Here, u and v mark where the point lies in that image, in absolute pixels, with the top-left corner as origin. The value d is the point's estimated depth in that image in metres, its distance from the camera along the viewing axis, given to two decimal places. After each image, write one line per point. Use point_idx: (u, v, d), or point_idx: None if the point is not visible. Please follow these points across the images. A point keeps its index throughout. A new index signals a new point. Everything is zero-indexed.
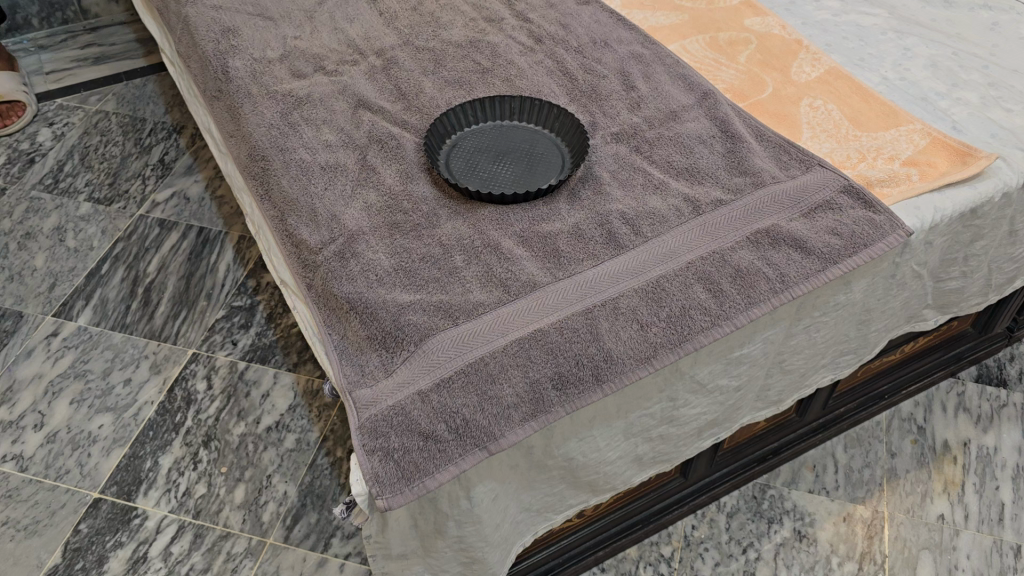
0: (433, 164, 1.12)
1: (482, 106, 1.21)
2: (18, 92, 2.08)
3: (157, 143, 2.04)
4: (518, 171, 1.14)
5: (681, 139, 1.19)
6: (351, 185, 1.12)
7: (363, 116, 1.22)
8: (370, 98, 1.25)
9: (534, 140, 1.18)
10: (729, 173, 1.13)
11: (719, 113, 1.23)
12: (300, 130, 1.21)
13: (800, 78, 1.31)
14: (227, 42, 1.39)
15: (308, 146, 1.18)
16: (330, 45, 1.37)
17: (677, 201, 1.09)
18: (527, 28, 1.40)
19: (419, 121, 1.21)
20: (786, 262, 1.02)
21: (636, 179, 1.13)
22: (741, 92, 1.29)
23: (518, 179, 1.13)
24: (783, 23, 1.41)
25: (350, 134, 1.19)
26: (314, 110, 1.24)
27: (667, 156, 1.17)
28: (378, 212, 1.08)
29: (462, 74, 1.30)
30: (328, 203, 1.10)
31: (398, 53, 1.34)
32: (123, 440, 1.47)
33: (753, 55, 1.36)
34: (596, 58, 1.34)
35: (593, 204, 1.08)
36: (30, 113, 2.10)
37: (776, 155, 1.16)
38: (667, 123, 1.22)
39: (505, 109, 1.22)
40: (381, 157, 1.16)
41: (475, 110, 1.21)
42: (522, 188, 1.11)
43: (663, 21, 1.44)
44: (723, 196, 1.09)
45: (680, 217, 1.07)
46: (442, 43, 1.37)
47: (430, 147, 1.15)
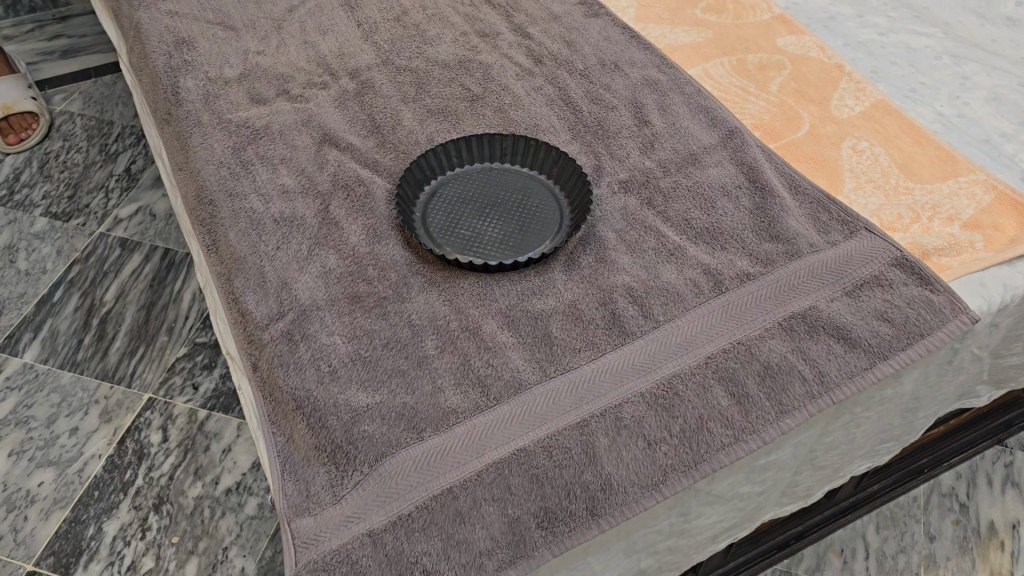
0: (406, 222, 0.94)
1: (469, 145, 1.03)
2: (27, 101, 1.87)
3: (124, 150, 1.87)
4: (508, 229, 0.95)
5: (701, 191, 1.01)
6: (308, 243, 0.94)
7: (329, 154, 1.04)
8: (338, 131, 1.07)
9: (529, 188, 1.00)
10: (757, 237, 0.95)
11: (747, 158, 1.04)
12: (254, 170, 1.03)
13: (841, 113, 1.12)
14: (181, 56, 1.21)
15: (261, 190, 1.00)
16: (298, 63, 1.18)
17: (695, 273, 0.91)
18: (526, 46, 1.21)
19: (394, 162, 1.03)
20: (826, 357, 0.84)
21: (647, 241, 0.95)
22: (772, 130, 1.10)
23: (509, 240, 0.94)
24: (821, 44, 1.23)
25: (311, 177, 1.01)
26: (272, 145, 1.06)
27: (683, 212, 0.98)
28: (337, 280, 0.90)
29: (448, 103, 1.12)
30: (280, 266, 0.93)
31: (375, 74, 1.16)
32: (64, 502, 1.32)
33: (786, 82, 1.17)
34: (604, 84, 1.15)
35: (594, 276, 0.91)
36: (45, 123, 1.89)
37: (814, 213, 0.98)
38: (685, 169, 1.04)
39: (495, 149, 1.03)
40: (345, 209, 0.98)
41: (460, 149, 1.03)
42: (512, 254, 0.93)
43: (682, 39, 1.26)
44: (750, 268, 0.91)
45: (699, 294, 0.89)
46: (426, 63, 1.18)
47: (403, 197, 0.97)
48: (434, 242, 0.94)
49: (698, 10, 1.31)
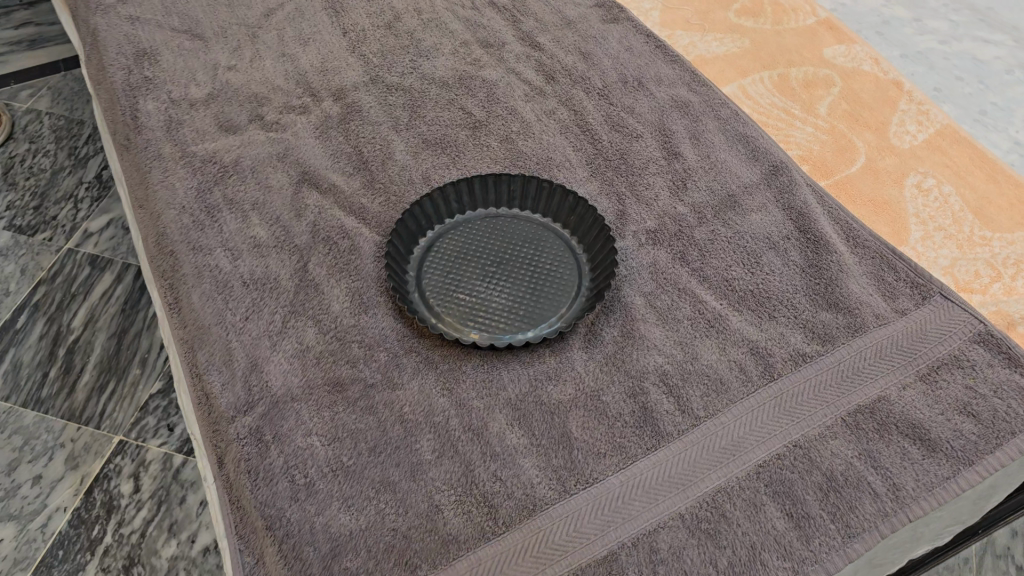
0: (397, 288, 0.80)
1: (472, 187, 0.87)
2: None
3: (95, 153, 1.72)
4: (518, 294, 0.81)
5: (744, 243, 0.86)
6: (282, 312, 0.80)
7: (307, 198, 0.89)
8: (320, 169, 0.92)
9: (542, 241, 0.85)
10: (813, 305, 0.80)
11: (795, 202, 0.89)
12: (220, 218, 0.88)
13: (901, 142, 0.97)
14: (141, 71, 1.05)
15: (229, 243, 0.86)
16: (274, 80, 1.03)
17: (739, 354, 0.76)
18: (536, 59, 1.06)
19: (384, 209, 0.88)
20: (900, 464, 0.70)
21: (681, 307, 0.81)
22: (822, 164, 0.95)
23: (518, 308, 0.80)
24: (874, 55, 1.08)
25: (287, 226, 0.87)
26: (242, 185, 0.91)
27: (723, 271, 0.84)
28: (316, 362, 0.76)
29: (446, 131, 0.97)
30: (249, 341, 0.78)
31: (363, 95, 1.01)
32: (25, 563, 1.19)
33: (836, 103, 1.02)
34: (627, 107, 1.00)
35: (620, 358, 0.76)
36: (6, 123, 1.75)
37: (877, 272, 0.83)
38: (724, 215, 0.89)
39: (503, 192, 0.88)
40: (327, 268, 0.83)
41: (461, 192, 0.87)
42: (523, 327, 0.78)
43: (715, 49, 1.11)
44: (806, 346, 0.77)
45: (745, 381, 0.74)
46: (422, 81, 1.03)
47: (395, 256, 0.82)
48: (431, 312, 0.79)
49: (731, 14, 1.15)
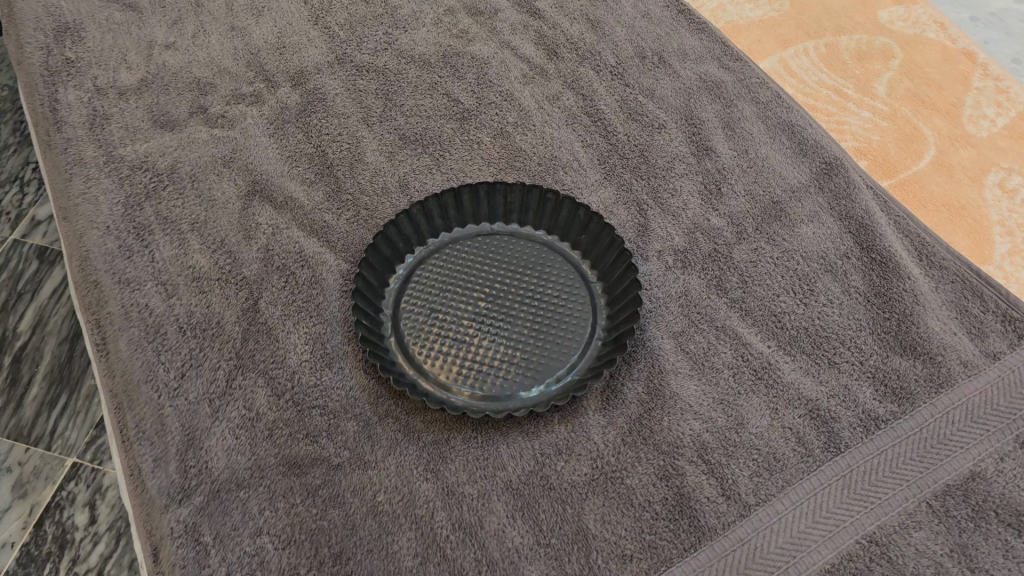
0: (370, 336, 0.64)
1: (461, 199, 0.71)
2: None
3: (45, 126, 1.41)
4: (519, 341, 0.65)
5: (793, 266, 0.71)
6: (227, 367, 0.65)
7: (258, 215, 0.73)
8: (274, 176, 0.75)
9: (547, 267, 0.69)
10: (882, 347, 0.65)
11: (855, 211, 0.73)
12: (153, 241, 0.72)
13: (978, 130, 0.81)
14: (62, 51, 0.87)
15: (162, 276, 0.70)
16: (222, 61, 0.86)
17: (796, 419, 0.61)
18: (534, 30, 0.88)
19: (353, 227, 0.72)
20: (1004, 566, 0.54)
21: (721, 353, 0.65)
22: (884, 158, 0.79)
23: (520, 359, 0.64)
24: (938, 20, 0.91)
25: (234, 252, 0.71)
26: (180, 198, 0.74)
27: (770, 303, 0.68)
28: (269, 435, 0.61)
29: (427, 124, 0.80)
30: (186, 406, 0.63)
31: (327, 78, 0.84)
32: None
33: (896, 80, 0.85)
34: (645, 89, 0.83)
35: (646, 425, 0.61)
36: None
37: (960, 304, 0.67)
38: (767, 228, 0.73)
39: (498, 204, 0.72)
40: (282, 307, 0.67)
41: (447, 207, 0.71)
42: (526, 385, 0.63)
43: (749, 14, 0.93)
44: (878, 407, 0.62)
45: (805, 456, 0.59)
46: (399, 61, 0.86)
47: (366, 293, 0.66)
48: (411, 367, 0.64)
49: None
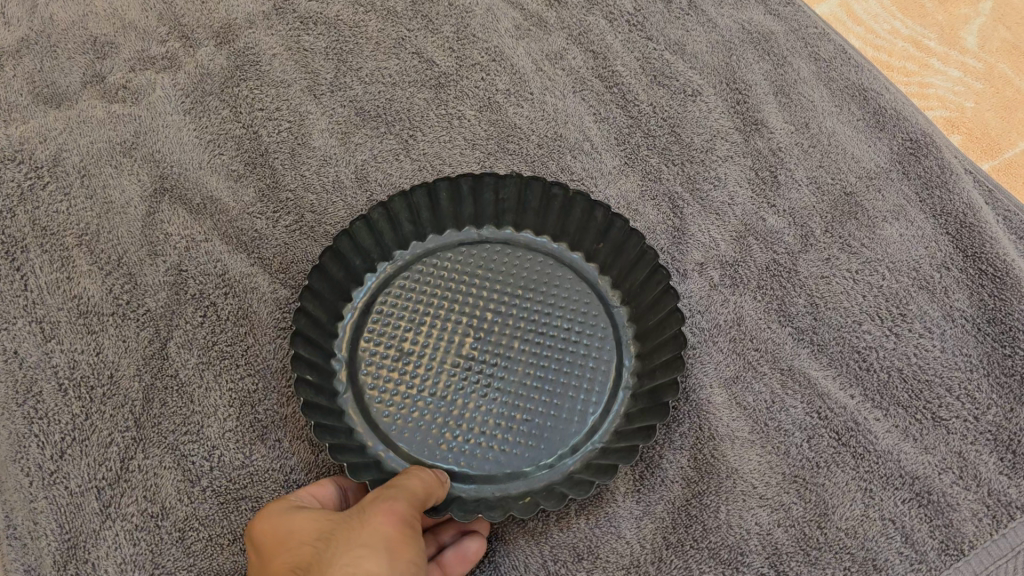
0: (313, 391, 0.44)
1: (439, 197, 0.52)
2: None
3: None
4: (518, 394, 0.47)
5: (877, 282, 0.54)
6: (123, 440, 0.48)
7: (167, 221, 0.55)
8: (192, 168, 0.57)
9: (554, 288, 0.51)
10: (1003, 397, 0.49)
11: (952, 208, 0.57)
12: (26, 261, 0.54)
13: None
14: None
15: (38, 311, 0.52)
16: (127, 12, 0.66)
17: (898, 506, 0.45)
18: None
19: (293, 237, 0.54)
20: None
21: (791, 408, 0.49)
22: (982, 131, 0.62)
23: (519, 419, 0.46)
24: None
25: (135, 275, 0.53)
26: (65, 201, 0.56)
27: (850, 334, 0.52)
28: (180, 540, 0.45)
29: (392, 92, 0.62)
30: (66, 497, 0.46)
31: (262, 33, 0.65)
32: None
33: (989, 27, 0.67)
34: (672, 44, 0.65)
35: (695, 518, 0.44)
36: None
37: None
38: (839, 231, 0.56)
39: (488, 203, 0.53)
40: (198, 353, 0.50)
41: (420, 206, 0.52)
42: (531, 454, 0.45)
43: None
44: (1006, 486, 0.46)
45: (916, 563, 0.43)
46: (355, 9, 0.67)
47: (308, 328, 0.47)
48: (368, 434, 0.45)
49: None
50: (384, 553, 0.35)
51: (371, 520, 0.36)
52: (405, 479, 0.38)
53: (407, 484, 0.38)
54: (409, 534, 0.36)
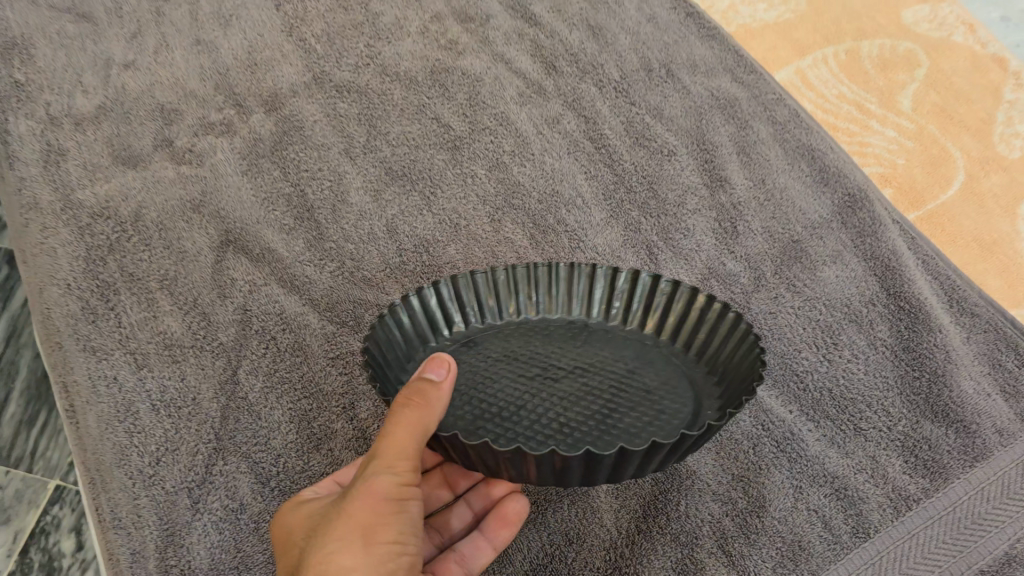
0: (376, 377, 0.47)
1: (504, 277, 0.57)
2: None
3: None
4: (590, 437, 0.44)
5: (816, 316, 0.66)
6: (206, 449, 0.59)
7: (233, 268, 0.67)
8: (251, 222, 0.69)
9: (637, 359, 0.51)
10: (912, 411, 0.61)
11: (880, 252, 0.68)
12: (118, 302, 0.66)
13: (1009, 151, 0.75)
14: (11, 73, 0.79)
15: (131, 344, 0.64)
16: (189, 83, 0.78)
17: (821, 499, 0.57)
18: (530, 39, 0.82)
19: (337, 282, 0.66)
20: None
21: (739, 422, 0.61)
22: (910, 187, 0.73)
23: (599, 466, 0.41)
24: (969, 20, 0.84)
25: (208, 314, 0.65)
26: (147, 252, 0.68)
27: (791, 360, 0.64)
28: (255, 528, 0.56)
29: (416, 154, 0.74)
30: (163, 495, 0.58)
31: (305, 103, 0.77)
32: None
33: (922, 92, 0.79)
34: (651, 108, 0.77)
35: (660, 510, 0.57)
36: None
37: (989, 358, 0.63)
38: (787, 272, 0.68)
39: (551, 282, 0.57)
40: (263, 378, 0.62)
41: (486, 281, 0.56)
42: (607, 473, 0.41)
43: (762, 15, 0.87)
44: (908, 483, 0.58)
45: (832, 543, 0.55)
46: (382, 78, 0.79)
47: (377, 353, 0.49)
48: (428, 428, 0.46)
49: None
50: (360, 538, 0.41)
51: (355, 500, 0.41)
52: (391, 439, 0.41)
53: (393, 443, 0.41)
54: (394, 504, 0.42)
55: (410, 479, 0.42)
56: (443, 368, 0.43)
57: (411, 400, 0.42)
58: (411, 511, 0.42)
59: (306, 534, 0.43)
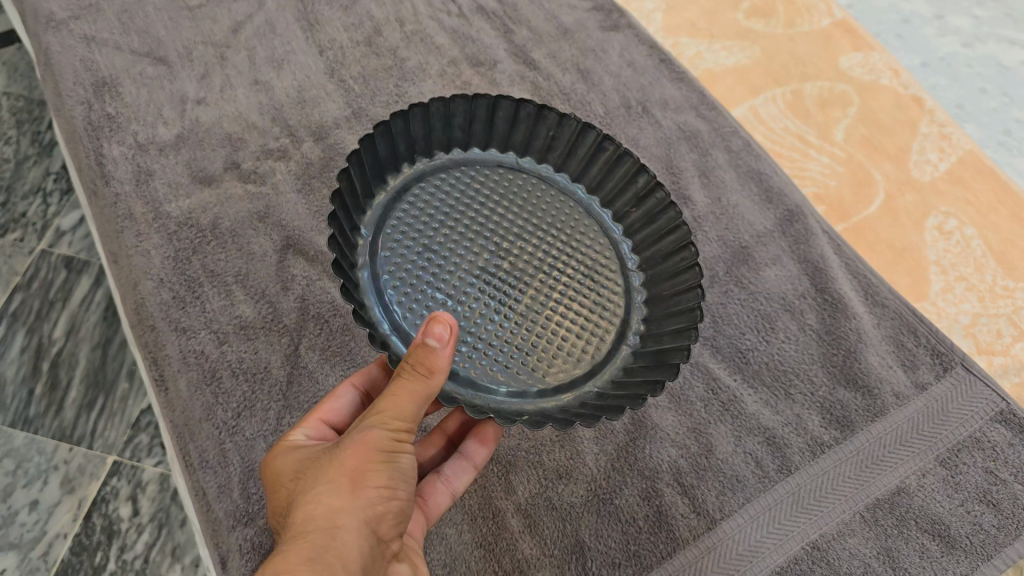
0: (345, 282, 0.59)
1: (485, 114, 0.72)
2: None
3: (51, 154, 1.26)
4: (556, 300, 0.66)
5: (758, 306, 0.82)
6: (277, 407, 0.76)
7: (293, 266, 0.84)
8: (305, 230, 0.87)
9: (583, 248, 0.69)
10: (830, 380, 0.78)
11: (812, 255, 0.85)
12: (202, 293, 0.82)
13: (921, 174, 0.92)
14: (103, 106, 0.95)
15: (214, 325, 0.80)
16: (250, 115, 0.95)
17: (755, 445, 0.74)
18: (530, 81, 0.99)
19: None
20: (920, 564, 0.69)
21: (694, 387, 0.77)
22: (839, 204, 0.91)
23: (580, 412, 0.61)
24: (894, 65, 1.02)
25: (274, 303, 0.82)
26: (223, 253, 0.85)
27: (737, 339, 0.80)
28: None
29: None
30: (246, 440, 0.75)
31: (346, 133, 0.94)
32: None
33: (853, 126, 0.96)
34: (630, 139, 0.94)
35: (630, 452, 0.73)
36: None
37: (895, 339, 0.80)
38: (736, 272, 0.85)
39: (518, 129, 0.73)
40: (320, 352, 0.79)
41: (464, 118, 0.72)
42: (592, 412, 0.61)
43: (724, 60, 1.04)
44: (823, 433, 0.75)
45: (763, 478, 0.73)
46: None
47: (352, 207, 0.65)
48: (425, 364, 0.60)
49: (740, 15, 1.07)
50: (351, 480, 0.50)
51: (350, 447, 0.51)
52: (391, 398, 0.51)
53: (394, 404, 0.51)
54: (384, 452, 0.51)
55: (401, 433, 0.52)
56: (445, 331, 0.52)
57: (417, 370, 0.51)
58: (399, 460, 0.52)
59: (301, 477, 0.52)
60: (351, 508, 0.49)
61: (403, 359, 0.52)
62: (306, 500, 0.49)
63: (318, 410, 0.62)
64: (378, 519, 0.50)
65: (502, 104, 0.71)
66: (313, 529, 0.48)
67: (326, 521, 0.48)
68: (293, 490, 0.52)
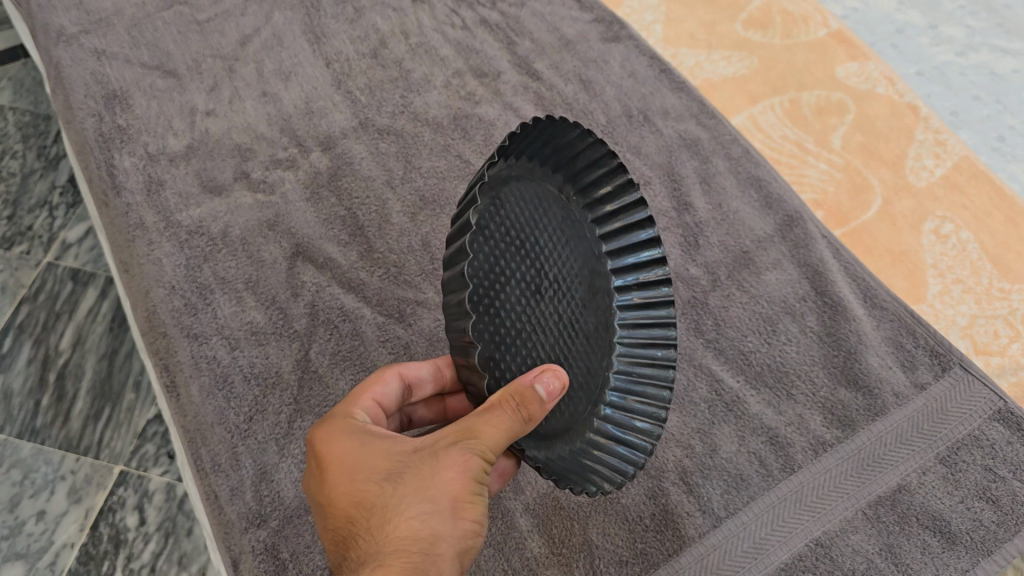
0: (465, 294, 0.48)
1: (579, 144, 0.62)
2: None
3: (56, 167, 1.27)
4: (572, 346, 0.58)
5: (759, 310, 0.84)
6: (287, 411, 0.78)
7: (303, 273, 0.86)
8: (314, 238, 0.88)
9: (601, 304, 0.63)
10: (831, 380, 0.79)
11: (811, 258, 0.86)
12: (213, 300, 0.84)
13: (917, 180, 0.94)
14: (114, 118, 0.96)
15: (225, 331, 0.82)
16: (259, 126, 0.97)
17: (758, 444, 0.76)
18: (533, 91, 1.01)
19: (384, 283, 0.86)
20: (921, 560, 0.70)
21: (697, 388, 0.79)
22: (836, 209, 0.93)
23: (570, 469, 0.57)
24: (890, 73, 1.03)
25: (285, 309, 0.83)
26: (233, 260, 0.86)
27: (739, 342, 0.82)
28: None
29: (442, 184, 0.93)
30: (257, 444, 0.76)
31: (353, 143, 0.96)
32: None
33: (850, 133, 0.98)
34: (631, 147, 0.96)
35: None
36: None
37: (895, 340, 0.81)
38: (738, 276, 0.86)
39: (587, 169, 0.65)
40: (330, 357, 0.81)
41: (562, 141, 0.61)
42: (576, 476, 0.57)
43: (722, 70, 1.06)
44: (825, 433, 0.76)
45: (766, 477, 0.74)
46: (414, 123, 0.98)
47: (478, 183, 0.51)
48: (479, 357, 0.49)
49: (739, 26, 1.09)
50: (451, 507, 0.48)
51: (446, 472, 0.49)
52: (492, 429, 0.48)
53: (496, 437, 0.48)
54: (475, 481, 0.49)
55: (489, 465, 0.50)
56: (558, 385, 0.50)
57: (524, 412, 0.49)
58: (482, 491, 0.50)
59: (387, 485, 0.49)
60: (448, 537, 0.48)
61: (507, 390, 0.49)
62: (402, 517, 0.47)
63: (367, 390, 0.59)
64: (466, 552, 0.49)
65: (596, 146, 0.63)
66: (415, 552, 0.46)
67: (426, 546, 0.47)
68: (377, 497, 0.49)
